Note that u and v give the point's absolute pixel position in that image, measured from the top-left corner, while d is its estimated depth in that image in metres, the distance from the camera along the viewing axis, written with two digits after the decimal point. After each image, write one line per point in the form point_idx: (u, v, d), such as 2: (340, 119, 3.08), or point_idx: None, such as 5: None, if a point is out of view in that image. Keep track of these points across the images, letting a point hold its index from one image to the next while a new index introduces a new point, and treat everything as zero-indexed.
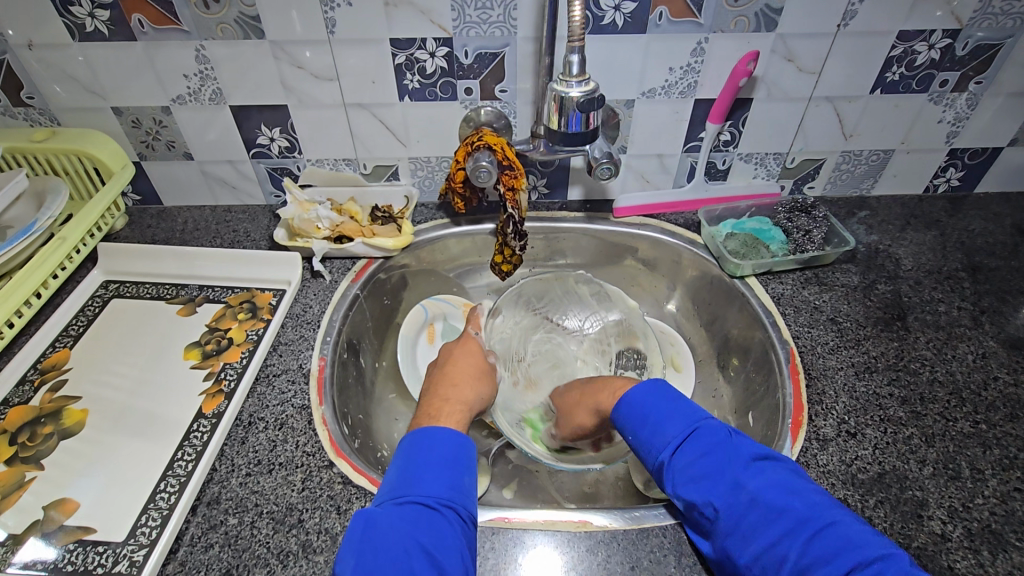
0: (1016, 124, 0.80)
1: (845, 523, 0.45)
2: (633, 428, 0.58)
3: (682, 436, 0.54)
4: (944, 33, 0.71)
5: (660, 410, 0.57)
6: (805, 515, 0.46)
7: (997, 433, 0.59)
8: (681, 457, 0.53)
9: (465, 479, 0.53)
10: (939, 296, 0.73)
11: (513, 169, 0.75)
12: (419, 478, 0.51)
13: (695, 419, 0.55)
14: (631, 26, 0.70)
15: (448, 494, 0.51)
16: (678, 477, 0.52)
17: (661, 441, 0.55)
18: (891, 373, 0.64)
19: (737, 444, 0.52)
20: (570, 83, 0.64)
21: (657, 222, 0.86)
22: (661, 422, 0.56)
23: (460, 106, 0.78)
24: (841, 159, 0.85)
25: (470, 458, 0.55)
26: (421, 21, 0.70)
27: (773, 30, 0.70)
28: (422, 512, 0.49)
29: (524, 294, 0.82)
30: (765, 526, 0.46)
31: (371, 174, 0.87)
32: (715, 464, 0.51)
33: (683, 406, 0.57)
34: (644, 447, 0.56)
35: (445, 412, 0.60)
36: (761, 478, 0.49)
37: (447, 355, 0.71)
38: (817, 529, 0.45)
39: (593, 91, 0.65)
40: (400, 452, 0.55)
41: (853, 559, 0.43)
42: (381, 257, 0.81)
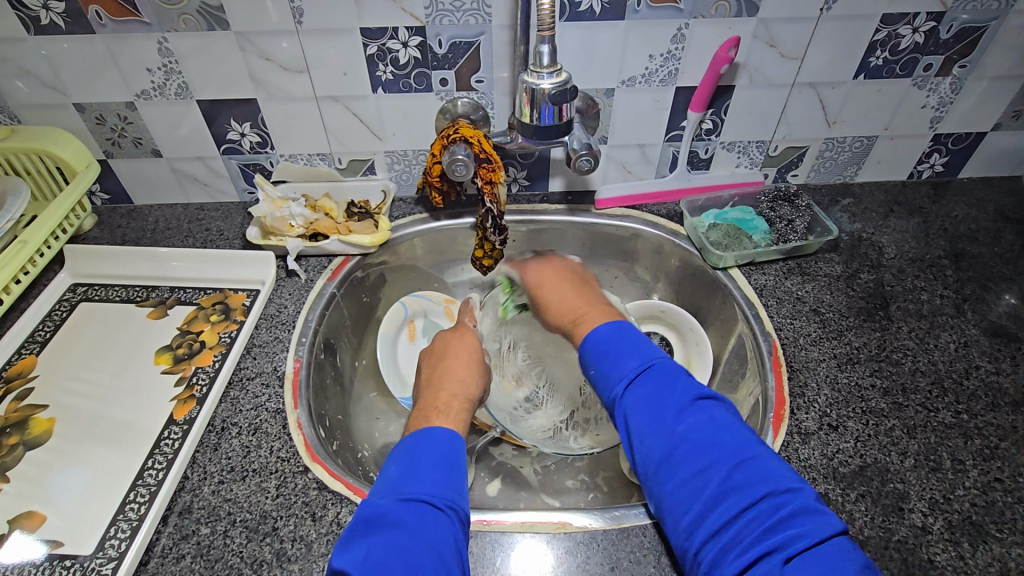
0: (998, 109, 0.79)
1: (764, 457, 0.46)
2: (593, 362, 0.56)
3: (638, 370, 0.52)
4: (927, 16, 0.70)
5: (620, 346, 0.55)
6: (731, 448, 0.46)
7: (979, 423, 0.58)
8: (631, 387, 0.52)
9: (462, 481, 0.52)
10: (922, 284, 0.73)
11: (490, 161, 0.73)
12: (424, 477, 0.50)
13: (650, 356, 0.53)
14: (609, 12, 0.68)
15: (452, 495, 0.49)
16: (623, 408, 0.51)
17: (619, 376, 0.53)
18: (874, 364, 0.64)
19: (683, 381, 0.51)
20: (541, 75, 0.63)
21: (639, 213, 0.85)
22: (618, 356, 0.54)
23: (435, 97, 0.76)
24: (825, 147, 0.84)
25: (465, 462, 0.54)
26: (391, 10, 0.68)
27: (754, 15, 0.69)
28: (425, 510, 0.47)
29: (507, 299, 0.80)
30: (694, 457, 0.46)
31: (346, 168, 0.85)
32: (659, 397, 0.50)
33: (637, 339, 0.56)
34: (602, 381, 0.55)
35: (454, 410, 0.59)
36: (696, 417, 0.49)
37: (449, 350, 0.69)
38: (740, 459, 0.45)
39: (565, 82, 0.63)
40: (396, 453, 0.53)
41: (765, 488, 0.43)
42: (357, 253, 0.78)
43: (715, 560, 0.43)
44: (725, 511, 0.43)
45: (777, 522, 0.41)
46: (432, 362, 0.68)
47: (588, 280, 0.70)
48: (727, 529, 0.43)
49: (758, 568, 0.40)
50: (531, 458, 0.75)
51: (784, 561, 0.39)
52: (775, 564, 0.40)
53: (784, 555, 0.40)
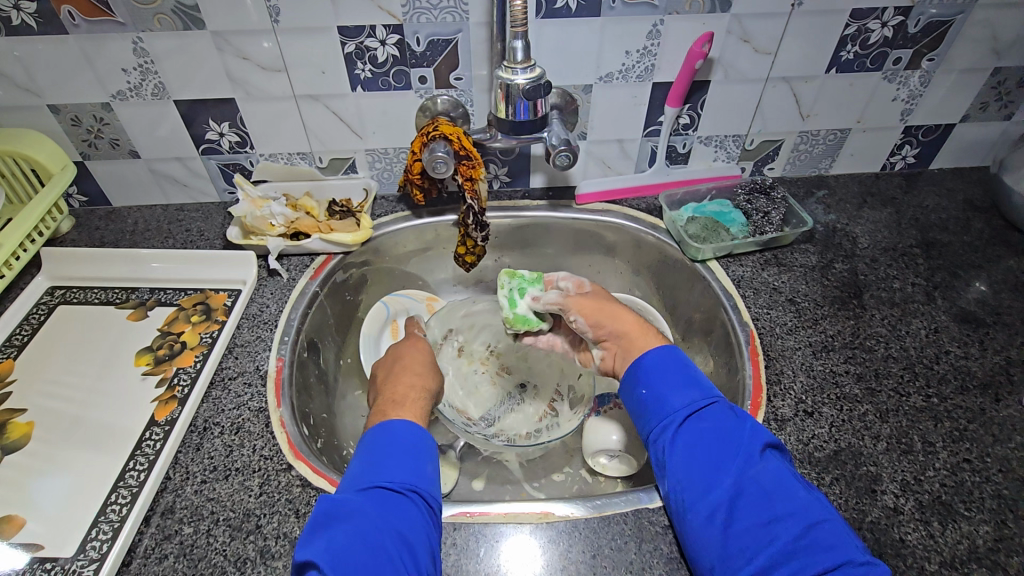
0: (966, 101, 0.81)
1: (834, 520, 0.47)
2: (647, 386, 0.58)
3: (704, 408, 0.54)
4: (895, 11, 0.71)
5: (677, 375, 0.57)
6: (803, 504, 0.47)
7: (948, 406, 0.60)
8: (697, 423, 0.54)
9: (426, 465, 0.53)
10: (894, 272, 0.74)
11: (470, 159, 0.73)
12: (381, 464, 0.50)
13: (713, 396, 0.56)
14: (584, 8, 0.69)
15: (411, 478, 0.50)
16: (683, 442, 0.53)
17: (683, 407, 0.55)
18: (847, 351, 0.65)
19: (753, 429, 0.53)
20: (516, 70, 0.63)
21: (619, 208, 0.86)
22: (680, 388, 0.56)
23: (415, 95, 0.77)
24: (799, 140, 0.85)
25: (432, 447, 0.54)
26: (369, 8, 0.68)
27: (727, 11, 0.70)
28: (386, 496, 0.48)
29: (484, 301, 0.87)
30: (765, 505, 0.47)
31: (327, 167, 0.85)
32: (727, 440, 0.52)
33: (699, 376, 0.58)
34: (658, 409, 0.56)
35: (409, 400, 0.60)
36: (766, 467, 0.50)
37: (402, 355, 0.69)
38: (816, 521, 0.46)
39: (539, 78, 0.64)
40: (360, 445, 0.54)
41: (844, 554, 0.44)
42: (339, 252, 0.78)
43: None
44: (796, 568, 0.44)
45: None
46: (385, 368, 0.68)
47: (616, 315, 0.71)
48: None
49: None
50: (515, 452, 0.76)
51: None
52: None
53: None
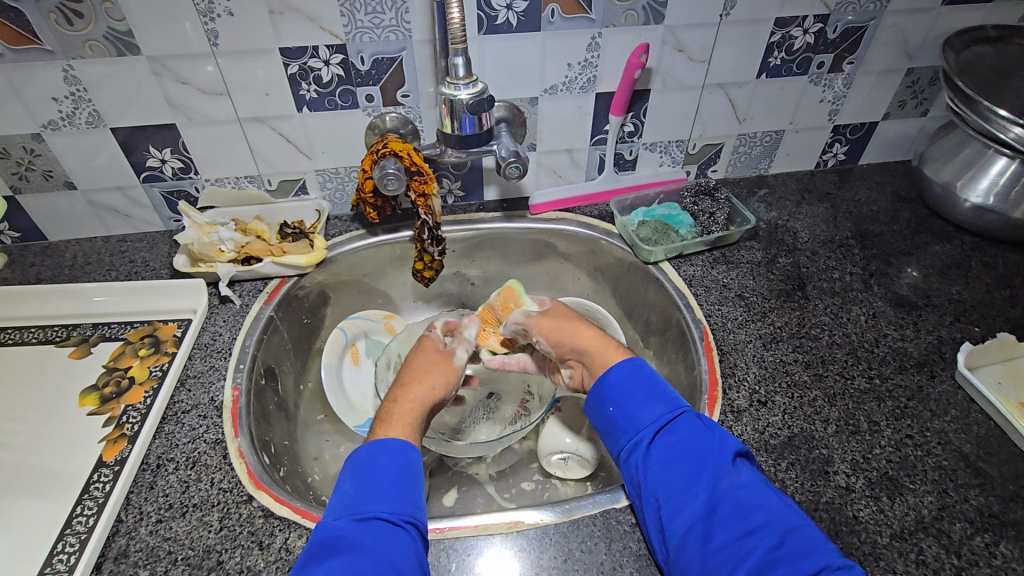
0: (886, 100, 0.87)
1: (807, 527, 0.47)
2: (615, 404, 0.58)
3: (671, 421, 0.55)
4: (815, 18, 0.76)
5: (643, 389, 0.58)
6: (776, 513, 0.48)
7: (890, 386, 0.63)
8: (666, 437, 0.54)
9: (418, 490, 0.52)
10: (833, 263, 0.78)
11: (421, 174, 0.74)
12: (375, 492, 0.50)
13: (678, 406, 0.56)
14: (525, 24, 0.71)
15: (409, 509, 0.49)
16: (653, 458, 0.53)
17: (650, 422, 0.55)
18: (795, 341, 0.68)
19: (722, 439, 0.53)
20: (458, 86, 0.64)
21: (572, 215, 0.88)
22: (645, 403, 0.56)
23: (362, 114, 0.77)
24: (738, 142, 0.89)
25: (419, 470, 0.53)
26: (310, 28, 0.68)
27: (660, 23, 0.73)
28: (384, 527, 0.48)
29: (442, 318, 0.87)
30: (740, 517, 0.48)
31: (277, 190, 0.83)
32: (698, 452, 0.52)
33: (664, 388, 0.58)
34: (626, 427, 0.56)
35: (404, 416, 0.57)
36: (737, 476, 0.50)
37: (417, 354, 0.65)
38: (790, 530, 0.46)
39: (481, 93, 0.65)
40: (347, 469, 0.52)
41: (822, 560, 0.44)
42: (294, 275, 0.77)
43: None
44: None
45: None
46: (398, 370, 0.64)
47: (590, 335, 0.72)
48: None
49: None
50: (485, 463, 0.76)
51: None
52: None
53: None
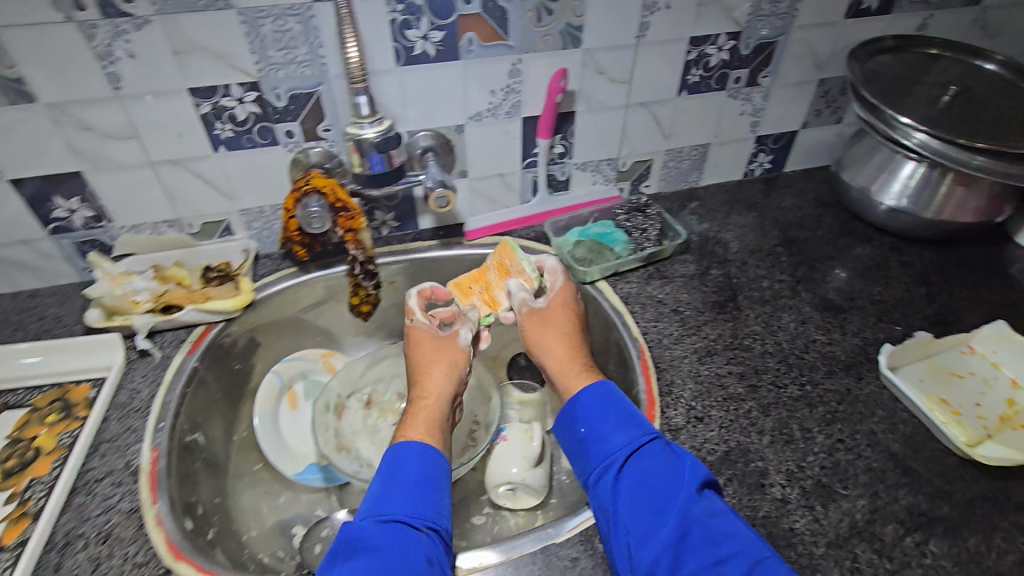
0: (803, 110, 0.90)
1: (778, 558, 0.46)
2: (588, 425, 0.59)
3: (642, 445, 0.55)
4: (728, 36, 0.78)
5: (617, 413, 0.59)
6: (746, 540, 0.47)
7: (820, 391, 0.65)
8: (637, 461, 0.54)
9: (440, 497, 0.54)
10: (763, 272, 0.80)
11: (347, 210, 0.72)
12: (398, 495, 0.52)
13: (650, 431, 0.57)
14: (443, 53, 0.71)
15: (430, 515, 0.52)
16: (624, 482, 0.53)
17: (622, 445, 0.56)
18: (729, 353, 0.69)
19: (694, 466, 0.53)
20: (363, 124, 0.66)
21: (509, 240, 0.88)
22: (618, 427, 0.57)
23: (284, 150, 0.74)
24: (667, 158, 0.91)
25: (444, 476, 0.56)
26: (219, 67, 0.66)
27: (579, 46, 0.74)
28: (406, 530, 0.50)
29: (381, 355, 0.86)
30: (710, 544, 0.46)
31: (201, 232, 0.80)
32: (668, 477, 0.52)
33: (637, 414, 0.59)
34: (599, 450, 0.57)
35: (421, 417, 0.61)
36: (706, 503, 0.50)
37: (417, 349, 0.66)
38: (761, 559, 0.45)
39: (387, 130, 0.67)
40: (377, 472, 0.56)
41: None
42: (220, 321, 0.74)
43: None
44: None
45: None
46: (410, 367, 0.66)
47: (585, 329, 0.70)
48: None
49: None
50: None
51: None
52: None
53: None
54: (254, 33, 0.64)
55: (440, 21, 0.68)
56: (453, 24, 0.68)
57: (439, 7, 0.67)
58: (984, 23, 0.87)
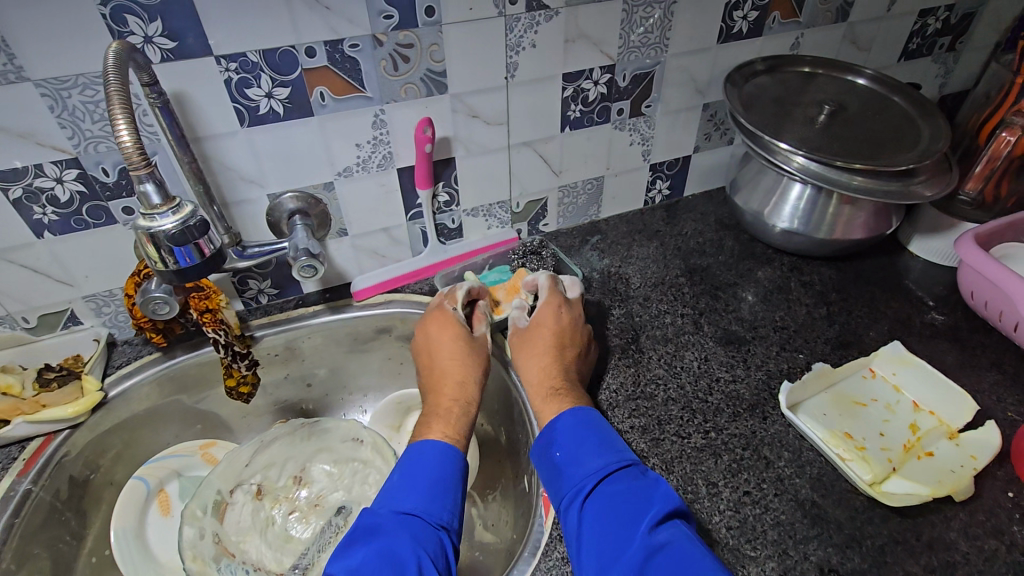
0: (692, 135, 0.89)
1: None
2: (561, 446, 0.56)
3: (615, 470, 0.53)
4: (601, 70, 0.76)
5: (594, 437, 0.56)
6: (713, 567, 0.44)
7: (725, 437, 0.61)
8: (608, 486, 0.52)
9: (455, 498, 0.54)
10: (665, 307, 0.77)
11: (201, 289, 0.65)
12: (414, 489, 0.53)
13: (628, 454, 0.55)
14: (293, 111, 0.65)
15: (446, 516, 0.52)
16: (594, 506, 0.51)
17: (591, 469, 0.53)
18: (631, 404, 0.65)
19: (666, 493, 0.51)
20: (156, 215, 0.49)
21: (402, 296, 0.82)
22: (592, 451, 0.55)
23: (124, 228, 0.66)
24: (561, 194, 0.87)
25: (462, 476, 0.56)
26: (24, 145, 0.57)
27: (445, 92, 0.70)
28: (419, 526, 0.51)
29: (271, 436, 0.76)
30: (674, 571, 0.44)
31: (39, 326, 0.70)
32: (635, 507, 0.50)
33: (614, 438, 0.57)
34: (568, 473, 0.54)
35: (449, 415, 0.61)
36: (673, 531, 0.48)
37: (437, 342, 0.67)
38: None
39: (190, 217, 0.50)
40: (398, 464, 0.57)
41: None
42: (63, 428, 0.64)
43: None
44: None
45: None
46: (427, 360, 0.67)
47: (581, 344, 0.67)
48: None
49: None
50: None
51: None
52: None
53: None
54: (61, 106, 0.57)
55: (283, 78, 0.62)
56: (299, 80, 0.63)
57: (279, 63, 0.61)
58: (854, 38, 0.88)
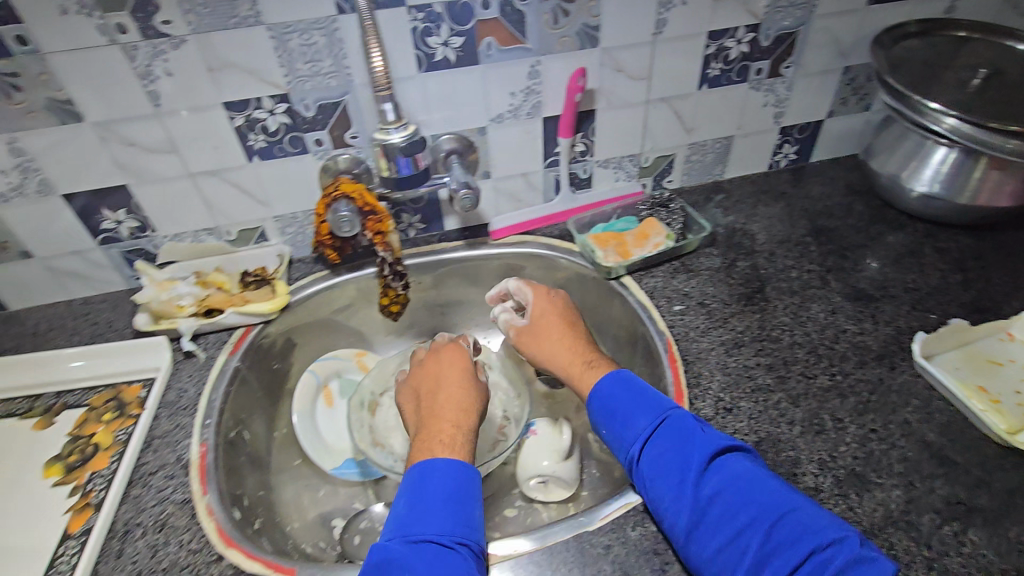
0: (827, 99, 0.89)
1: (799, 512, 0.48)
2: (603, 422, 0.62)
3: (652, 428, 0.57)
4: (746, 29, 0.78)
5: (626, 404, 0.60)
6: (763, 505, 0.49)
7: (851, 381, 0.64)
8: (651, 448, 0.56)
9: (470, 511, 0.54)
10: (791, 263, 0.80)
11: (376, 214, 0.75)
12: (426, 517, 0.52)
13: (663, 408, 0.59)
14: (463, 59, 0.72)
15: (460, 531, 0.52)
16: (645, 470, 0.55)
17: (634, 434, 0.58)
18: (757, 345, 0.69)
19: (705, 439, 0.55)
20: (390, 131, 0.67)
21: (533, 238, 0.89)
22: (628, 416, 0.59)
23: (313, 158, 0.77)
24: (690, 152, 0.91)
25: (474, 491, 0.56)
26: (252, 81, 0.69)
27: (596, 46, 0.75)
28: (438, 550, 0.50)
29: (415, 353, 0.88)
30: (729, 517, 0.49)
31: (237, 239, 0.83)
32: (681, 458, 0.54)
33: (648, 395, 0.61)
34: (618, 443, 0.59)
35: (453, 441, 0.60)
36: (723, 474, 0.52)
37: (426, 374, 0.71)
38: (782, 516, 0.48)
39: (413, 134, 0.67)
40: (401, 489, 0.56)
41: (810, 543, 0.46)
42: (259, 322, 0.77)
43: None
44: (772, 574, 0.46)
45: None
46: (426, 392, 0.68)
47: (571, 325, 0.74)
48: None
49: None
50: None
51: None
52: None
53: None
54: (283, 47, 0.67)
55: (459, 28, 0.70)
56: (472, 30, 0.70)
57: (458, 14, 0.69)
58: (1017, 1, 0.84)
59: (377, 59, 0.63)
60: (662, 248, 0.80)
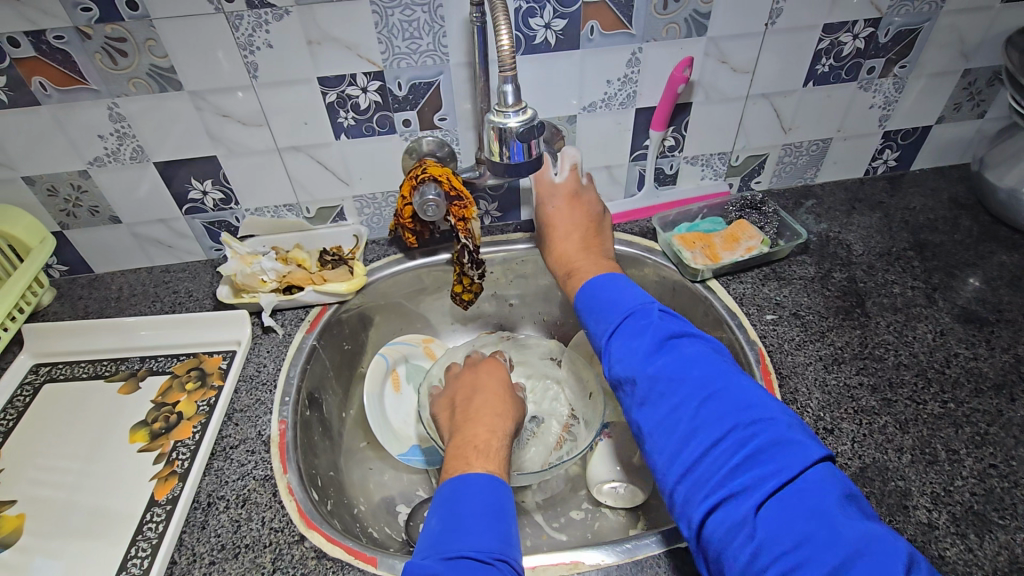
0: (941, 103, 0.83)
1: (736, 392, 0.49)
2: (578, 311, 0.62)
3: (614, 313, 0.58)
4: (865, 23, 0.73)
5: (600, 289, 0.61)
6: (703, 384, 0.50)
7: (966, 411, 0.60)
8: (612, 333, 0.57)
9: (509, 527, 0.49)
10: (893, 277, 0.75)
11: (461, 199, 0.72)
12: (462, 530, 0.47)
13: (625, 296, 0.58)
14: (563, 43, 0.70)
15: (500, 547, 0.47)
16: (605, 350, 0.56)
17: (598, 321, 0.59)
18: (858, 362, 0.65)
19: (662, 321, 0.55)
20: (507, 113, 0.58)
21: (612, 233, 0.84)
22: (597, 301, 0.60)
23: (400, 139, 0.76)
24: (783, 152, 0.86)
25: (511, 507, 0.51)
26: (348, 57, 0.67)
27: (703, 35, 0.71)
28: (476, 566, 0.45)
29: (482, 343, 0.84)
30: (669, 393, 0.50)
31: (315, 217, 0.83)
32: (635, 338, 0.55)
33: (620, 285, 0.60)
34: (586, 327, 0.60)
35: (492, 449, 0.56)
36: (672, 353, 0.53)
37: (467, 377, 0.69)
38: (714, 393, 0.49)
39: (532, 119, 0.59)
40: (436, 505, 0.51)
41: (738, 423, 0.47)
42: (335, 302, 0.77)
43: (688, 501, 0.46)
44: (697, 448, 0.47)
45: (748, 458, 0.45)
46: (462, 398, 0.65)
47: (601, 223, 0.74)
48: (700, 466, 0.46)
49: (729, 504, 0.44)
50: (532, 491, 0.76)
51: (754, 501, 0.43)
52: (747, 508, 0.43)
53: (756, 498, 0.43)
54: (384, 23, 0.65)
55: (564, 9, 0.67)
56: (577, 12, 0.67)
57: None
58: None
59: (506, 32, 0.53)
60: (755, 252, 0.76)
